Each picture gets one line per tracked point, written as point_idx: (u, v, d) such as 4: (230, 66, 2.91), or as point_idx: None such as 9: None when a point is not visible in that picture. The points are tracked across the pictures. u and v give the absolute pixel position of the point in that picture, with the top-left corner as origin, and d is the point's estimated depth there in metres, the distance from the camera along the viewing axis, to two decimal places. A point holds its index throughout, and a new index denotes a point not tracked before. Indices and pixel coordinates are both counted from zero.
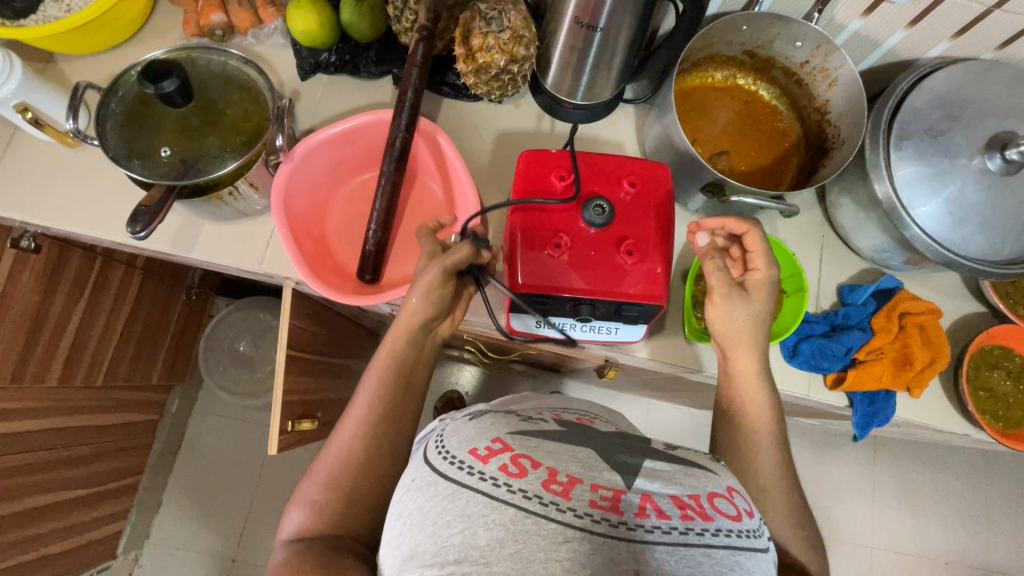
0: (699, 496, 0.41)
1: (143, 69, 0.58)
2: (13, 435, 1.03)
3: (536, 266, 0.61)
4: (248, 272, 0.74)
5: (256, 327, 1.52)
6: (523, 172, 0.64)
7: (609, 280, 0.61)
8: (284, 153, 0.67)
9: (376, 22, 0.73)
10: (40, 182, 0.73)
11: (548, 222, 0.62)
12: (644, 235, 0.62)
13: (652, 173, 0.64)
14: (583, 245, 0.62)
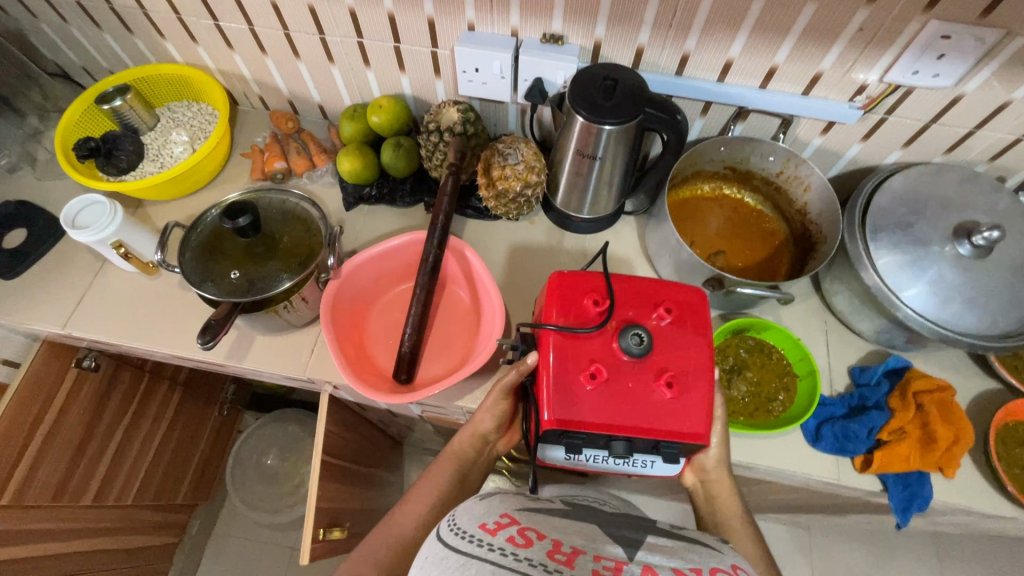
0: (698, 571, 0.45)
1: (224, 208, 0.70)
2: (40, 560, 1.03)
3: (570, 398, 0.65)
4: (293, 378, 0.81)
5: (283, 440, 1.54)
6: (557, 292, 0.71)
7: (649, 417, 0.65)
8: (334, 270, 0.76)
9: (411, 161, 0.88)
10: (118, 305, 0.83)
11: (583, 351, 0.67)
12: (680, 367, 0.67)
13: (685, 300, 0.70)
14: (621, 377, 0.66)
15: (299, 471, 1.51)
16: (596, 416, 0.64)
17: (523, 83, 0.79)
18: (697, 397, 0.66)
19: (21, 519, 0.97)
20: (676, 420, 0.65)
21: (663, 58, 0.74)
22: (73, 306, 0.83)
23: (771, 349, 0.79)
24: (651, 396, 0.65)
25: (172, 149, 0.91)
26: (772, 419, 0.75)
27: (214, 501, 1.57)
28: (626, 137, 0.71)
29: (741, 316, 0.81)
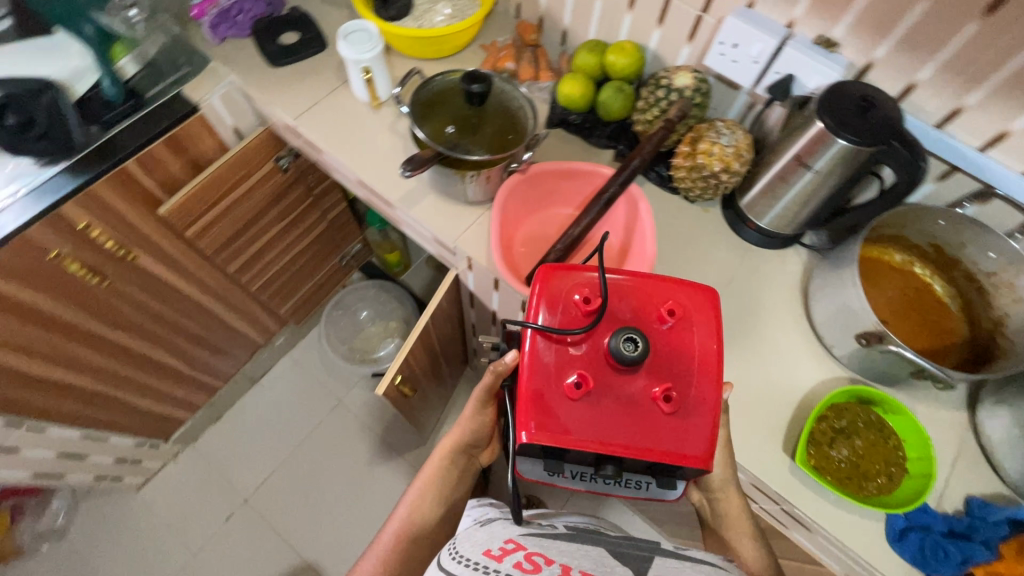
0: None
1: (467, 73, 0.78)
2: (178, 293, 1.24)
3: (550, 411, 0.62)
4: (441, 241, 0.90)
5: (377, 307, 1.71)
6: (547, 285, 0.66)
7: (636, 428, 0.61)
8: (522, 166, 0.81)
9: (626, 108, 0.92)
10: (339, 121, 0.97)
11: (566, 357, 0.63)
12: (681, 372, 0.63)
13: (692, 302, 0.66)
14: (609, 386, 0.62)
15: (377, 340, 1.66)
16: (579, 428, 0.61)
17: (772, 75, 0.79)
18: (694, 412, 0.62)
19: (185, 254, 1.19)
20: (672, 434, 0.61)
21: (932, 104, 0.70)
22: (307, 107, 0.97)
23: (892, 434, 0.74)
24: (644, 408, 0.62)
25: (433, 17, 1.00)
26: (861, 495, 0.71)
27: (302, 327, 1.78)
28: (854, 161, 0.69)
29: (874, 388, 0.77)
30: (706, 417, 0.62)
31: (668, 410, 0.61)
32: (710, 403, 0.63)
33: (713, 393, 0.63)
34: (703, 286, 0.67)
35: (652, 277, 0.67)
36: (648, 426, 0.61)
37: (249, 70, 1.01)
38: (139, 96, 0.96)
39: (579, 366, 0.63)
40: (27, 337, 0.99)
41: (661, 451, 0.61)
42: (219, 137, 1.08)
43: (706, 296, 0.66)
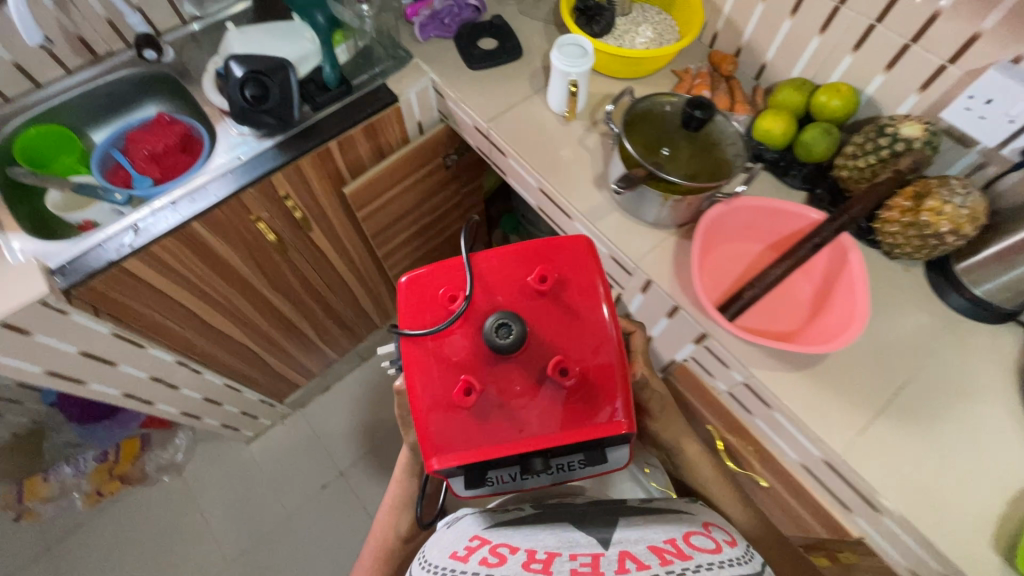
0: (675, 544, 0.58)
1: (691, 98, 0.78)
2: (332, 267, 1.32)
3: (450, 428, 0.65)
4: (620, 259, 0.89)
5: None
6: (411, 289, 0.70)
7: (558, 421, 0.64)
8: (731, 197, 0.79)
9: (830, 150, 0.89)
10: (530, 129, 0.99)
11: (451, 364, 0.66)
12: (568, 334, 0.67)
13: (567, 270, 0.69)
14: (506, 380, 0.65)
15: None
16: (481, 427, 0.64)
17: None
18: (584, 372, 0.65)
19: (347, 233, 1.25)
20: (574, 398, 0.65)
21: None
22: (501, 111, 1.00)
23: None
24: (546, 386, 0.65)
25: (634, 38, 1.01)
26: None
27: None
28: None
29: None
30: (608, 378, 0.65)
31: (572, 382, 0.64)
32: (605, 364, 0.66)
33: (610, 355, 0.66)
34: (566, 246, 0.70)
35: (518, 249, 0.71)
36: (563, 412, 0.64)
37: (448, 69, 1.05)
38: (349, 84, 1.03)
39: (473, 367, 0.65)
40: (215, 288, 1.08)
41: (571, 424, 0.64)
42: (405, 129, 1.14)
43: (578, 252, 0.70)
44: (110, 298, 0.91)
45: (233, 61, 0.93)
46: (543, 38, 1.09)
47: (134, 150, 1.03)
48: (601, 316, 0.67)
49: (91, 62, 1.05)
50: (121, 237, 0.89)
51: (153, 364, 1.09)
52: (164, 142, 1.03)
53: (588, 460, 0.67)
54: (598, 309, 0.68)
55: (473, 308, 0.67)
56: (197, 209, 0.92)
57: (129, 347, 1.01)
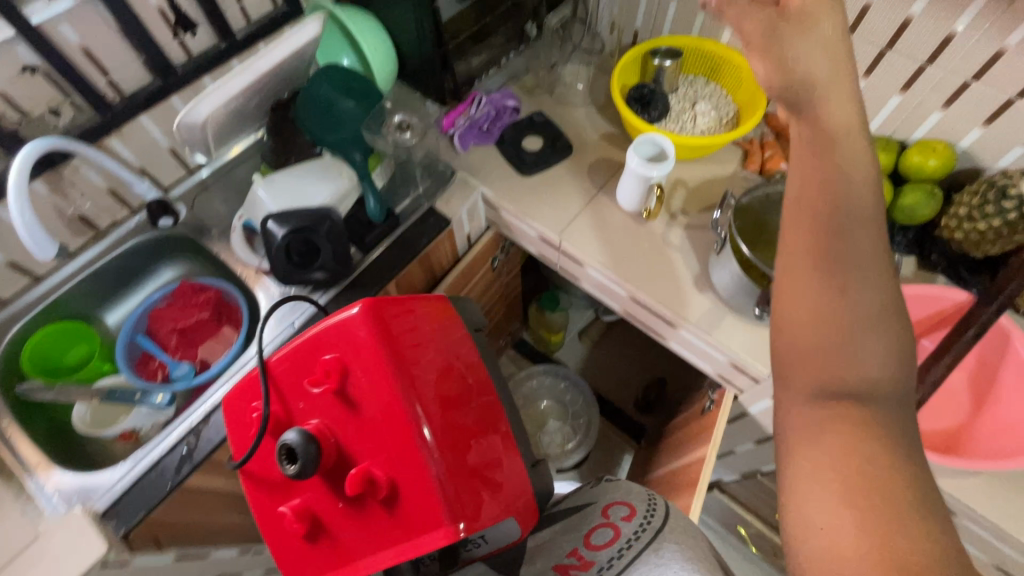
0: (579, 552, 0.71)
1: None
2: None
3: (299, 559, 0.60)
4: (746, 368, 0.81)
5: (560, 400, 1.48)
6: (229, 415, 0.65)
7: (346, 504, 0.57)
8: None
9: (935, 212, 0.84)
10: (607, 233, 0.91)
11: (274, 488, 0.61)
12: (371, 433, 0.56)
13: (353, 358, 0.56)
14: (326, 499, 0.57)
15: None
16: (331, 558, 0.58)
17: None
18: (409, 481, 0.54)
19: None
20: (408, 511, 0.54)
21: None
22: (570, 219, 0.92)
23: None
24: (359, 498, 0.56)
25: (694, 117, 0.94)
26: None
27: None
28: None
29: None
30: (423, 473, 0.54)
31: (391, 491, 0.54)
32: (417, 459, 0.54)
33: (422, 447, 0.54)
34: (347, 327, 0.57)
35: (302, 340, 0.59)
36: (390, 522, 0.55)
37: (498, 179, 0.96)
38: (395, 214, 0.93)
39: (286, 486, 0.60)
40: None
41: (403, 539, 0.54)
42: (456, 244, 1.03)
43: (362, 333, 0.56)
44: (175, 524, 0.77)
45: (272, 221, 0.81)
46: (588, 128, 1.01)
47: (158, 326, 0.91)
48: (410, 403, 0.55)
49: (93, 238, 0.92)
50: (179, 450, 0.75)
51: (218, 565, 0.94)
52: (192, 317, 0.90)
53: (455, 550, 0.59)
54: (403, 398, 0.55)
55: (274, 423, 0.60)
56: None
57: (194, 563, 0.86)
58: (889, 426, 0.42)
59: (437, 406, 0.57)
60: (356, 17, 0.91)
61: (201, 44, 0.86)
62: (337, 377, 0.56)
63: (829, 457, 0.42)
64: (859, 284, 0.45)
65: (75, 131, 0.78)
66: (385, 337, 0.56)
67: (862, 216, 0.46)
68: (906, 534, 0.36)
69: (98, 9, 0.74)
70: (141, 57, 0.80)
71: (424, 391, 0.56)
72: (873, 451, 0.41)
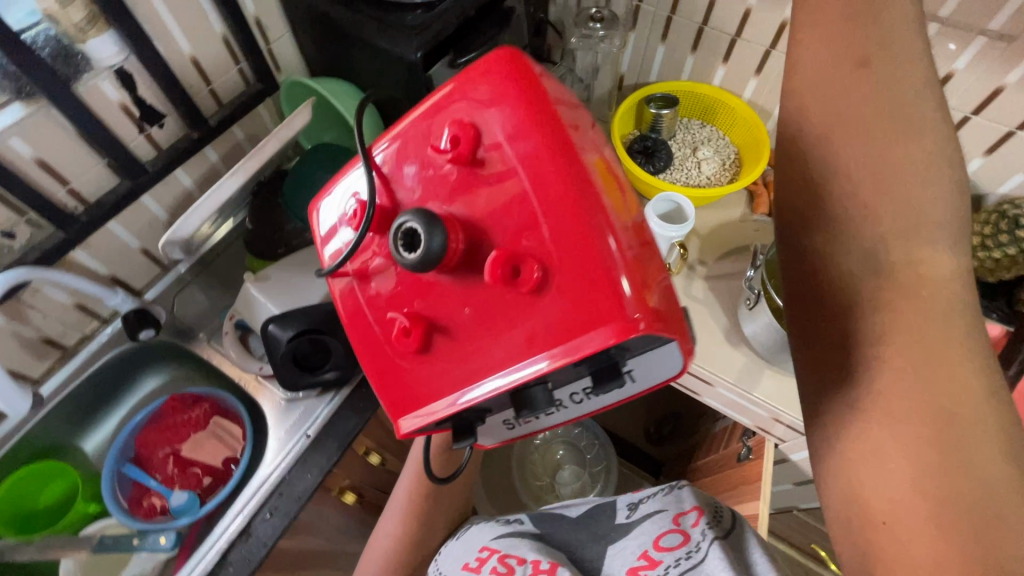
0: (648, 553, 0.62)
1: None
2: None
3: (413, 375, 0.43)
4: (791, 423, 0.79)
5: (576, 446, 1.44)
6: (329, 232, 0.48)
7: (479, 312, 0.40)
8: None
9: None
10: None
11: (386, 286, 0.44)
12: (505, 203, 0.39)
13: (492, 98, 0.40)
14: (451, 294, 0.41)
15: None
16: (447, 387, 0.41)
17: None
18: (569, 286, 0.37)
19: None
20: (557, 331, 0.37)
21: None
22: None
23: None
24: (498, 295, 0.39)
25: (697, 164, 0.93)
26: None
27: None
28: None
29: None
30: (592, 258, 0.36)
31: (541, 275, 0.37)
32: (581, 238, 0.36)
33: (592, 221, 0.36)
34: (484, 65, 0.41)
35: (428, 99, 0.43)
36: (530, 353, 0.38)
37: None
38: None
39: (401, 289, 0.43)
40: None
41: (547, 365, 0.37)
42: None
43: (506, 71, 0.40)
44: None
45: (274, 325, 0.74)
46: None
47: (149, 453, 0.80)
48: (574, 160, 0.37)
49: (60, 358, 0.80)
50: None
51: None
52: (187, 436, 0.81)
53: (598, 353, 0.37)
54: (571, 171, 0.37)
55: (385, 177, 0.44)
56: (280, 527, 0.71)
57: None
58: (927, 380, 0.40)
59: (611, 199, 0.38)
60: (339, 87, 0.83)
61: (170, 135, 0.78)
62: (469, 136, 0.39)
63: (898, 442, 0.40)
64: (915, 204, 0.43)
65: (35, 250, 0.69)
66: (538, 106, 0.38)
67: (913, 113, 0.43)
68: (993, 486, 0.36)
69: (52, 115, 0.64)
70: (104, 159, 0.71)
71: (585, 166, 0.37)
72: (941, 444, 0.38)
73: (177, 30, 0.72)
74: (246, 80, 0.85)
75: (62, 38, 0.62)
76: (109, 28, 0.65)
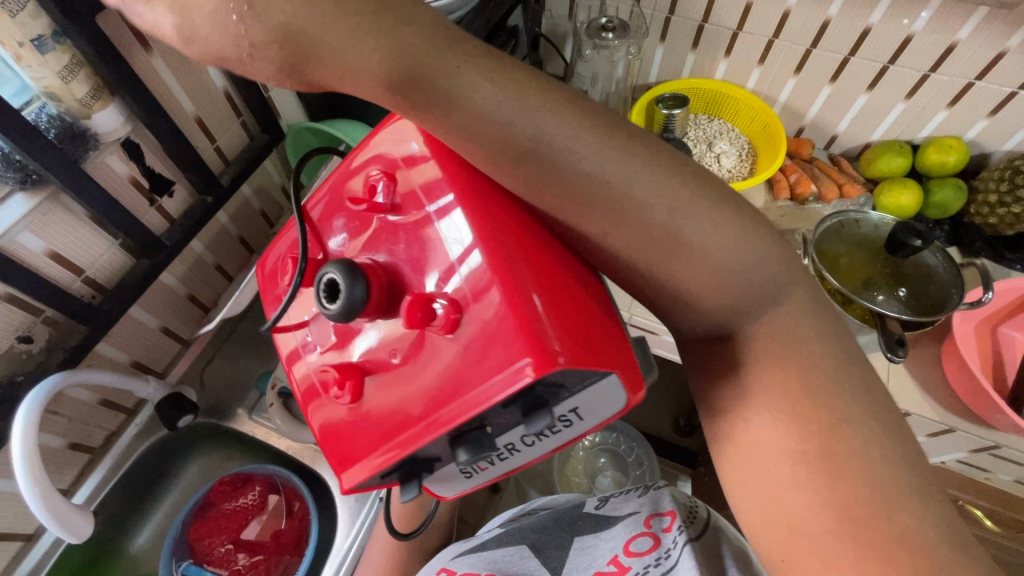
0: (618, 558, 0.57)
1: (902, 227, 0.71)
2: None
3: (352, 431, 0.41)
4: None
5: (616, 452, 1.42)
6: (268, 286, 0.49)
7: (408, 356, 0.38)
8: (981, 304, 0.71)
9: (961, 202, 0.88)
10: None
11: (321, 339, 0.44)
12: (417, 246, 0.38)
13: (400, 146, 0.41)
14: (380, 339, 0.39)
15: None
16: (382, 442, 0.39)
17: None
18: (486, 312, 0.35)
19: None
20: (483, 373, 0.34)
21: None
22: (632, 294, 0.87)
23: None
24: (422, 336, 0.37)
25: (715, 158, 0.94)
26: None
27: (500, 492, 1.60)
28: None
29: None
30: (512, 290, 0.34)
31: (460, 315, 0.35)
32: (500, 271, 0.35)
33: (505, 245, 0.36)
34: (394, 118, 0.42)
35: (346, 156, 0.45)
36: (457, 394, 0.35)
37: None
38: None
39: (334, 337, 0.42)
40: None
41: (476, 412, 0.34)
42: None
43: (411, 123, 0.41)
44: None
45: None
46: None
47: (208, 549, 0.73)
48: (487, 198, 0.37)
49: (89, 463, 0.73)
50: None
51: None
52: (245, 523, 0.75)
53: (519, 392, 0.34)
54: (477, 201, 0.37)
55: (316, 233, 0.45)
56: None
57: None
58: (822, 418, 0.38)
59: (522, 226, 0.37)
60: (354, 127, 0.79)
61: (181, 202, 0.72)
62: (383, 180, 0.40)
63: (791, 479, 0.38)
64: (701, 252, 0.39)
65: (57, 351, 0.62)
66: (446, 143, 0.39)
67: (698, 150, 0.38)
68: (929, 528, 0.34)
69: (62, 201, 0.58)
70: (119, 239, 0.65)
71: (502, 197, 0.38)
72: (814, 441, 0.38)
73: (181, 91, 0.67)
74: (249, 133, 0.80)
75: (65, 116, 0.57)
76: (114, 98, 0.59)
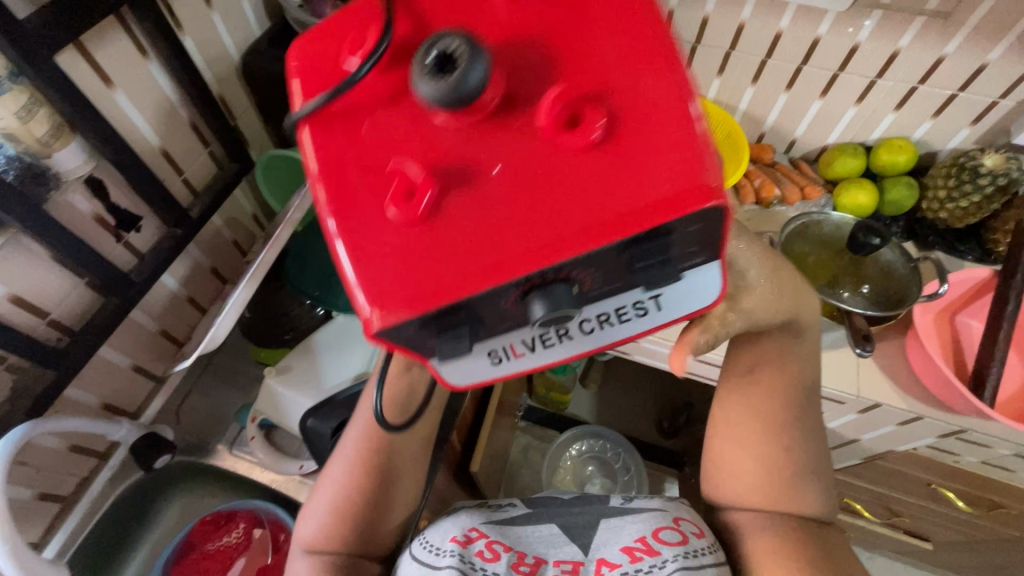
0: (647, 538, 0.55)
1: (863, 225, 0.74)
2: None
3: (405, 253, 0.36)
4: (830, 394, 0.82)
5: (602, 459, 1.43)
6: (302, 64, 0.40)
7: (530, 161, 0.35)
8: (937, 297, 0.75)
9: (914, 199, 0.93)
10: None
11: (380, 140, 0.37)
12: (570, 46, 0.36)
13: None
14: (490, 137, 0.36)
15: None
16: (436, 281, 0.35)
17: None
18: (646, 126, 0.35)
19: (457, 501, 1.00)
20: (604, 204, 0.34)
21: None
22: None
23: None
24: (555, 135, 0.35)
25: None
26: None
27: None
28: None
29: None
30: (668, 121, 0.35)
31: (606, 128, 0.35)
32: (666, 98, 0.35)
33: (664, 67, 0.36)
34: None
35: None
36: (583, 206, 0.34)
37: None
38: None
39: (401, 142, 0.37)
40: None
41: (579, 249, 0.34)
42: None
43: None
44: None
45: (312, 419, 0.70)
46: None
47: None
48: (638, 20, 0.37)
49: (60, 511, 0.69)
50: None
51: None
52: (230, 562, 0.73)
53: (644, 251, 0.36)
54: (626, 17, 0.37)
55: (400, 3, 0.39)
56: None
57: None
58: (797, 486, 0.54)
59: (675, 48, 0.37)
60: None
61: (149, 237, 0.71)
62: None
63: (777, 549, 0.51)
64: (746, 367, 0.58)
65: (22, 399, 0.60)
66: None
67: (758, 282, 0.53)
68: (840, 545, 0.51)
69: (22, 243, 0.57)
70: (85, 279, 0.63)
71: (650, 10, 0.37)
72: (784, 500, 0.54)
73: (146, 125, 0.66)
74: (218, 163, 0.79)
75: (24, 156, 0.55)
76: (75, 134, 0.58)
